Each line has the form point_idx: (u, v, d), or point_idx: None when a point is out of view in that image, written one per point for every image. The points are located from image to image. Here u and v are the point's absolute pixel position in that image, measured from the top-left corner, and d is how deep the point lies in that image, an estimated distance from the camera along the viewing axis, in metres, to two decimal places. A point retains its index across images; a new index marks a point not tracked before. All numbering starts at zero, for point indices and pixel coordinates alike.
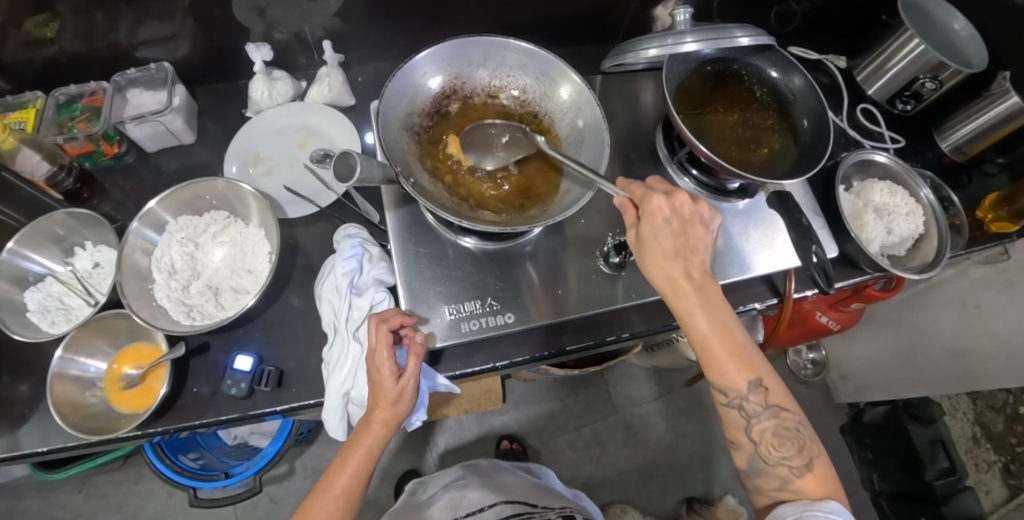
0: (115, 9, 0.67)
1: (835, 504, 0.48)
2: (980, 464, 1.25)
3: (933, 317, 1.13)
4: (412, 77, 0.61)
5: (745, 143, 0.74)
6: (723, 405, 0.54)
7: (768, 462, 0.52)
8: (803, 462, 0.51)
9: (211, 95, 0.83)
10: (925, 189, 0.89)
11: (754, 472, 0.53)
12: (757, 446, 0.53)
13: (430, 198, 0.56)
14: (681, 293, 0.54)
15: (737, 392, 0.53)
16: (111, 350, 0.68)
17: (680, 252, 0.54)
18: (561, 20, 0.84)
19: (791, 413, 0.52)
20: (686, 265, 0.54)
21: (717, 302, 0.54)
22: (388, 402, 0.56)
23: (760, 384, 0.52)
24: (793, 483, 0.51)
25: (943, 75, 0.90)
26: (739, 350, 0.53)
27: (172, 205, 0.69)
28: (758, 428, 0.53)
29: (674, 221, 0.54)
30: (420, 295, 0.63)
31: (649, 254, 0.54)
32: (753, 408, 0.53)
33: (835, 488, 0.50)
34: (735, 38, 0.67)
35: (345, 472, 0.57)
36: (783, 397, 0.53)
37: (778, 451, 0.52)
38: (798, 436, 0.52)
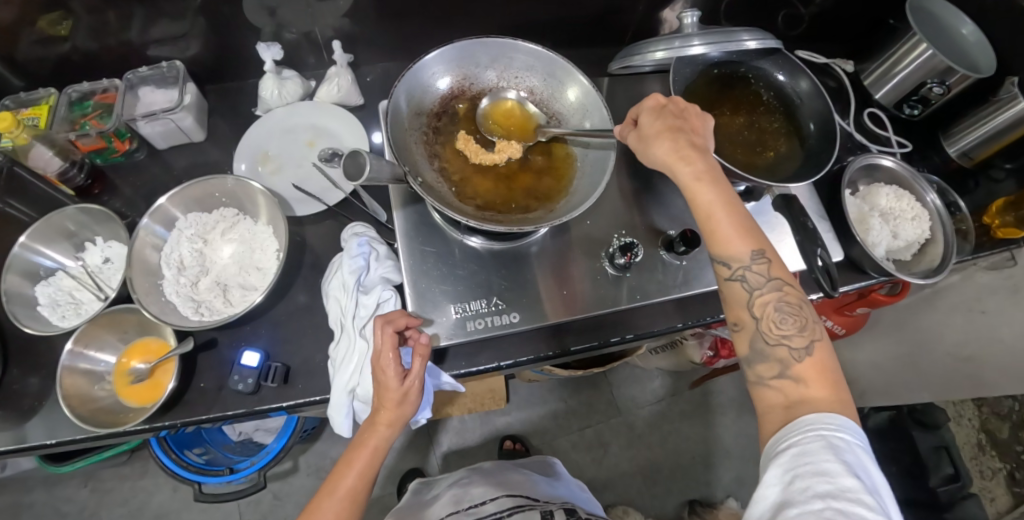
0: (128, 8, 0.68)
1: (841, 418, 0.44)
2: (984, 471, 1.21)
3: (938, 321, 1.12)
4: (421, 78, 0.61)
5: (751, 146, 0.75)
6: (726, 280, 0.53)
7: (768, 343, 0.50)
8: (804, 344, 0.49)
9: (221, 93, 0.84)
10: (931, 194, 0.89)
11: (754, 357, 0.51)
12: (758, 323, 0.51)
13: (437, 198, 0.57)
14: (686, 160, 0.54)
15: (739, 262, 0.51)
16: (120, 344, 0.68)
17: (682, 128, 0.55)
18: (569, 22, 0.85)
19: (794, 292, 0.51)
20: (688, 137, 0.55)
21: (721, 174, 0.54)
22: (393, 402, 0.56)
23: (763, 256, 0.51)
24: (792, 367, 0.48)
25: (950, 80, 0.90)
26: (744, 224, 0.52)
27: (182, 202, 0.70)
28: (760, 301, 0.51)
29: (672, 103, 0.57)
30: (426, 294, 0.64)
31: (648, 135, 0.56)
32: (756, 279, 0.51)
33: (836, 381, 0.48)
34: (743, 42, 0.68)
35: (351, 473, 0.57)
36: (785, 273, 0.51)
37: (780, 328, 0.50)
38: (802, 316, 0.50)
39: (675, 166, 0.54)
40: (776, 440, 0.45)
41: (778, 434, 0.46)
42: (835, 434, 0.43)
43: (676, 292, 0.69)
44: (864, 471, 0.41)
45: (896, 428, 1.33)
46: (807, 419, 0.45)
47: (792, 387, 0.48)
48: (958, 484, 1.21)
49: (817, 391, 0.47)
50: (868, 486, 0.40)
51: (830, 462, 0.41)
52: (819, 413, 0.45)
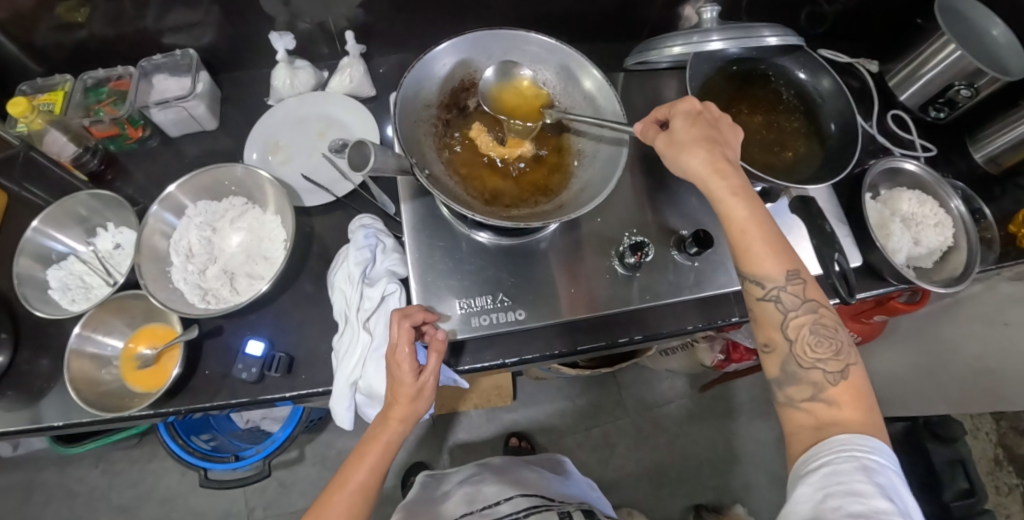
0: None
1: (875, 441, 0.44)
2: (1001, 487, 1.24)
3: (959, 333, 1.08)
4: (430, 69, 0.60)
5: (769, 145, 0.73)
6: (758, 300, 0.51)
7: (801, 366, 0.49)
8: (840, 369, 0.48)
9: (234, 82, 0.84)
10: (955, 200, 0.86)
11: (787, 379, 0.50)
12: (792, 346, 0.50)
13: (445, 191, 0.56)
14: (720, 176, 0.52)
15: (774, 282, 0.50)
16: (127, 329, 0.69)
17: (716, 142, 0.53)
18: (585, 16, 0.83)
19: (827, 312, 0.50)
20: (722, 153, 0.53)
21: (753, 191, 0.53)
22: (407, 400, 0.56)
23: (798, 277, 0.50)
24: (825, 390, 0.48)
25: (979, 82, 0.87)
26: (777, 240, 0.51)
27: (192, 190, 0.70)
28: (794, 323, 0.50)
29: (705, 118, 0.55)
30: (433, 287, 0.63)
31: (681, 142, 0.53)
32: (791, 301, 0.50)
33: (870, 405, 0.47)
34: (764, 38, 0.66)
35: (363, 469, 0.57)
36: (818, 293, 0.50)
37: (815, 351, 0.48)
38: (837, 338, 0.49)
39: (709, 181, 0.52)
40: (805, 459, 0.46)
41: (807, 453, 0.46)
42: (866, 456, 0.43)
43: (688, 293, 0.68)
44: (897, 495, 0.41)
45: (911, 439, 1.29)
46: (838, 439, 0.45)
47: (824, 410, 0.47)
48: (973, 500, 1.18)
49: (850, 416, 0.46)
50: (900, 509, 0.40)
51: (863, 483, 0.41)
52: (851, 433, 0.45)
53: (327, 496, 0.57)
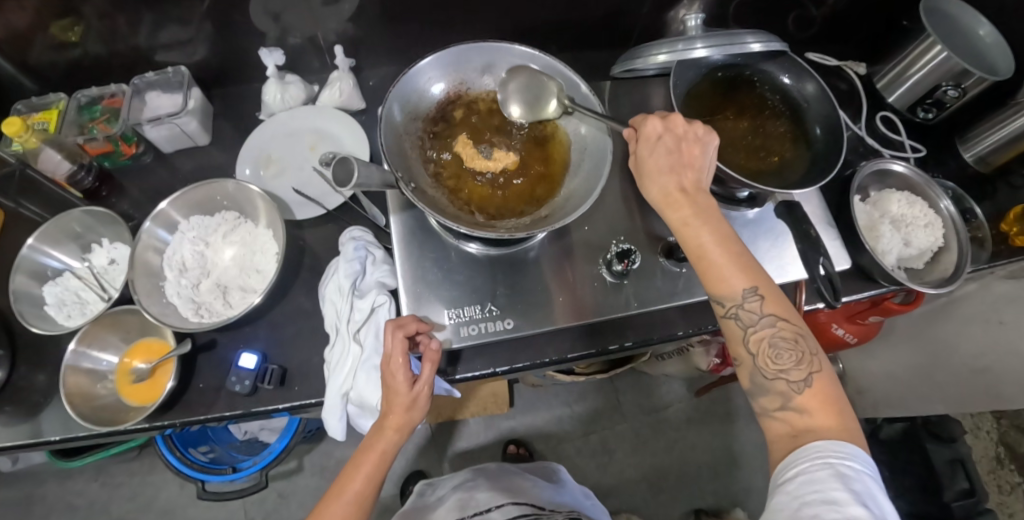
0: (136, 14, 0.70)
1: (851, 446, 0.45)
2: (1004, 486, 1.23)
3: (955, 332, 1.09)
4: (416, 83, 0.61)
5: (754, 150, 0.73)
6: (722, 317, 0.53)
7: (767, 377, 0.50)
8: (803, 378, 0.49)
9: (227, 97, 0.85)
10: (945, 200, 0.86)
11: (756, 390, 0.51)
12: (756, 360, 0.51)
13: (430, 203, 0.57)
14: (675, 204, 0.54)
15: (731, 302, 0.51)
16: (122, 344, 0.69)
17: (674, 167, 0.55)
18: (571, 26, 0.84)
19: (789, 324, 0.51)
20: (679, 177, 0.55)
21: (711, 211, 0.54)
22: (400, 410, 0.56)
23: (755, 293, 0.51)
24: (793, 399, 0.49)
25: (966, 82, 0.88)
26: (737, 259, 0.52)
27: (185, 205, 0.71)
28: (755, 338, 0.51)
29: (666, 139, 0.56)
30: (423, 298, 0.64)
31: (646, 169, 0.56)
32: (750, 317, 0.51)
33: (840, 410, 0.48)
34: (747, 44, 0.66)
35: (359, 478, 0.58)
36: (782, 306, 0.51)
37: (777, 363, 0.50)
38: (798, 348, 0.50)
39: (666, 213, 0.55)
40: (784, 466, 0.46)
41: (785, 460, 0.46)
42: (842, 462, 0.43)
43: (676, 299, 0.68)
44: (874, 500, 0.42)
45: (910, 440, 1.28)
46: (814, 446, 0.45)
47: (796, 418, 0.48)
48: (974, 499, 1.17)
49: (822, 423, 0.47)
50: (876, 515, 0.41)
51: (838, 490, 0.41)
52: (827, 440, 0.45)
53: (326, 505, 0.57)
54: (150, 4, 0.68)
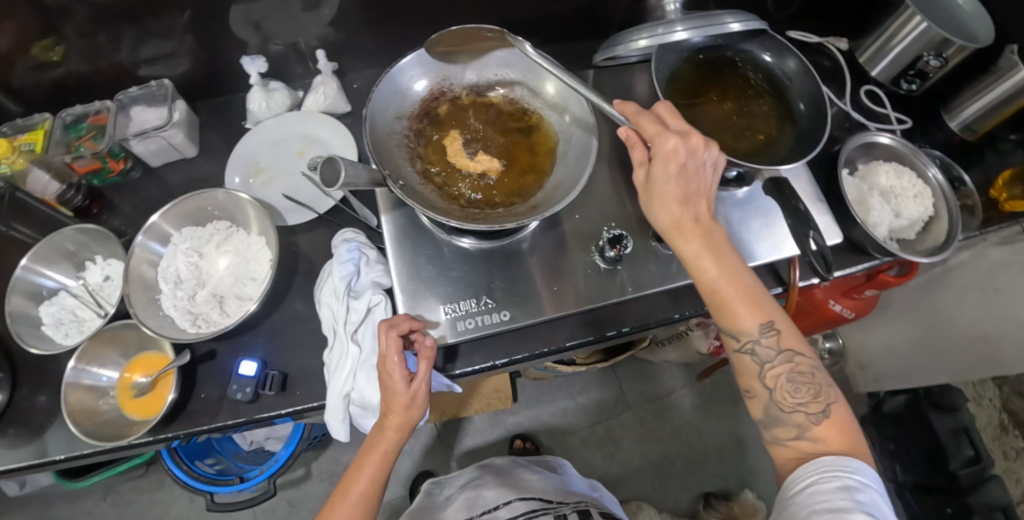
0: (117, 29, 0.70)
1: (858, 462, 0.48)
2: (1010, 452, 1.19)
3: (953, 301, 1.10)
4: (399, 82, 0.61)
5: (740, 131, 0.73)
6: (737, 352, 0.56)
7: (784, 410, 0.54)
8: (820, 409, 0.53)
9: (212, 108, 0.85)
10: (933, 169, 0.87)
11: (771, 422, 0.55)
12: (772, 393, 0.55)
13: (420, 200, 0.56)
14: (691, 241, 0.56)
15: (750, 336, 0.55)
16: (122, 360, 0.70)
17: (692, 204, 0.56)
18: (551, 18, 0.85)
19: (805, 359, 0.55)
20: (695, 214, 0.56)
21: (726, 250, 0.56)
22: (403, 411, 0.57)
23: (772, 329, 0.55)
24: (810, 429, 0.52)
25: (948, 52, 0.88)
26: (749, 295, 0.56)
27: (176, 217, 0.71)
28: (772, 373, 0.55)
29: (686, 163, 0.54)
30: (418, 293, 0.64)
31: (656, 194, 0.56)
32: (768, 353, 0.55)
33: (853, 437, 0.52)
34: (727, 24, 0.67)
35: (364, 479, 0.58)
36: (795, 340, 0.55)
37: (794, 397, 0.54)
38: (813, 381, 0.54)
39: (681, 250, 0.56)
40: (795, 480, 0.50)
41: (795, 475, 0.50)
42: (848, 475, 0.47)
43: (671, 282, 0.68)
44: (880, 510, 0.45)
45: (912, 411, 1.29)
46: (823, 461, 0.49)
47: (809, 445, 0.52)
48: (980, 467, 1.16)
49: (836, 448, 0.51)
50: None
51: (845, 499, 0.45)
52: (836, 456, 0.49)
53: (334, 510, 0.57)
54: (131, 19, 0.69)
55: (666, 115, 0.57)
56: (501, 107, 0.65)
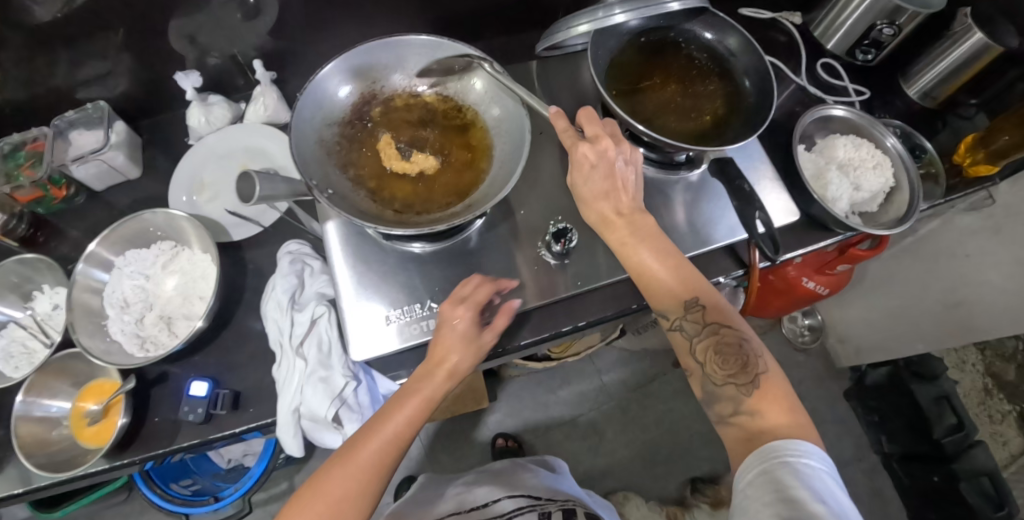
0: (52, 52, 0.68)
1: (807, 445, 0.46)
2: (994, 416, 1.22)
3: (925, 270, 1.11)
4: (325, 87, 0.59)
5: (685, 112, 0.70)
6: (668, 330, 0.57)
7: (716, 383, 0.53)
8: (750, 380, 0.52)
9: (156, 126, 0.84)
10: (891, 138, 0.86)
11: (709, 399, 0.54)
12: (704, 368, 0.55)
13: (350, 208, 0.55)
14: (613, 227, 0.57)
15: (677, 313, 0.55)
16: (74, 389, 0.69)
17: (610, 193, 0.57)
18: (493, 11, 0.83)
19: (732, 330, 0.54)
20: (615, 202, 0.57)
21: (651, 231, 0.57)
22: (458, 344, 0.54)
23: (697, 305, 0.55)
24: (744, 403, 0.51)
25: (900, 19, 0.87)
26: (677, 276, 0.56)
27: (116, 242, 0.70)
28: (701, 347, 0.54)
29: (600, 165, 0.56)
30: (362, 301, 0.62)
31: (582, 195, 0.57)
32: (695, 327, 0.55)
33: (794, 411, 0.50)
34: (666, 5, 0.65)
35: (399, 420, 0.51)
36: (722, 314, 0.55)
37: (722, 369, 0.53)
38: (741, 352, 0.53)
39: (606, 238, 0.58)
40: (745, 469, 0.47)
41: (745, 464, 0.47)
42: (796, 460, 0.44)
43: (623, 272, 0.67)
44: (831, 496, 0.42)
45: (895, 383, 1.28)
46: (769, 447, 0.47)
47: (750, 421, 0.50)
48: (963, 434, 1.16)
49: (778, 423, 0.49)
50: (835, 512, 0.41)
51: (797, 488, 0.42)
52: (780, 441, 0.47)
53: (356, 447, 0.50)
54: (66, 41, 0.67)
55: (587, 122, 0.58)
56: (435, 106, 0.63)
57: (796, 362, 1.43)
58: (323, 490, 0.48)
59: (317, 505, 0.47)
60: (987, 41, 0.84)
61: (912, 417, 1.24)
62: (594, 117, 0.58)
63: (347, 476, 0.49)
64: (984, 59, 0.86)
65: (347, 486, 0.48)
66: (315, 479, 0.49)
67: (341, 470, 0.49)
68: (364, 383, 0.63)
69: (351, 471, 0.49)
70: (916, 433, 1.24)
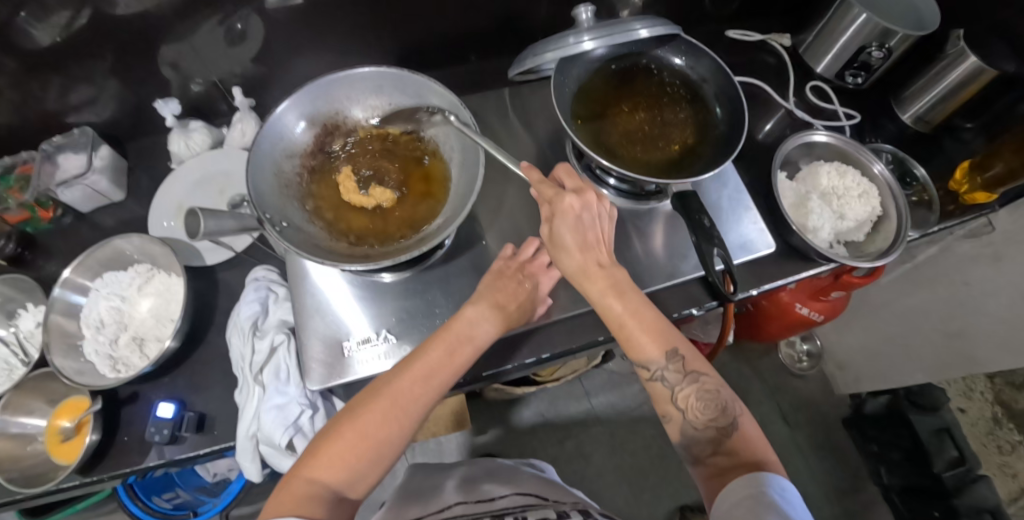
0: (44, 78, 0.70)
1: (785, 480, 0.43)
2: (1003, 447, 1.10)
3: (924, 298, 1.07)
4: (286, 120, 0.60)
5: (652, 141, 0.69)
6: (647, 381, 0.53)
7: (697, 429, 0.50)
8: (729, 422, 0.49)
9: (142, 149, 0.87)
10: (878, 165, 0.82)
11: (688, 442, 0.51)
12: (684, 414, 0.51)
13: (304, 240, 0.56)
14: (593, 280, 0.54)
15: (658, 363, 0.51)
16: (49, 407, 0.71)
17: (588, 246, 0.54)
18: (470, 36, 0.84)
19: (711, 377, 0.51)
20: (596, 255, 0.54)
21: (628, 282, 0.54)
22: (519, 299, 0.59)
23: (677, 355, 0.51)
24: (725, 443, 0.48)
25: (891, 42, 0.83)
26: (652, 323, 0.53)
27: (90, 267, 0.72)
28: (682, 395, 0.51)
29: (584, 215, 0.54)
30: (321, 331, 0.62)
31: (555, 244, 0.54)
32: (675, 377, 0.51)
33: (766, 448, 0.48)
34: (634, 31, 0.61)
35: (437, 355, 0.53)
36: (700, 362, 0.52)
37: (704, 413, 0.50)
38: (720, 397, 0.50)
39: (584, 284, 0.54)
40: (727, 494, 0.43)
41: (727, 489, 0.43)
42: (779, 489, 0.42)
43: (584, 306, 0.67)
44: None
45: (894, 413, 1.25)
46: (750, 476, 0.43)
47: (727, 460, 0.47)
48: (964, 468, 1.11)
49: (751, 459, 0.46)
50: None
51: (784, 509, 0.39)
52: (761, 472, 0.44)
53: (399, 383, 0.50)
54: (55, 68, 0.69)
55: (564, 177, 0.57)
56: (397, 138, 0.65)
57: (791, 387, 1.41)
58: (362, 422, 0.48)
59: (355, 436, 0.47)
60: (981, 64, 0.80)
61: (910, 448, 1.21)
62: (573, 172, 0.57)
63: (386, 409, 0.49)
64: (980, 83, 0.82)
65: (387, 421, 0.48)
66: (351, 411, 0.49)
67: (379, 404, 0.49)
68: (323, 410, 0.64)
69: (390, 405, 0.49)
70: (914, 465, 1.19)
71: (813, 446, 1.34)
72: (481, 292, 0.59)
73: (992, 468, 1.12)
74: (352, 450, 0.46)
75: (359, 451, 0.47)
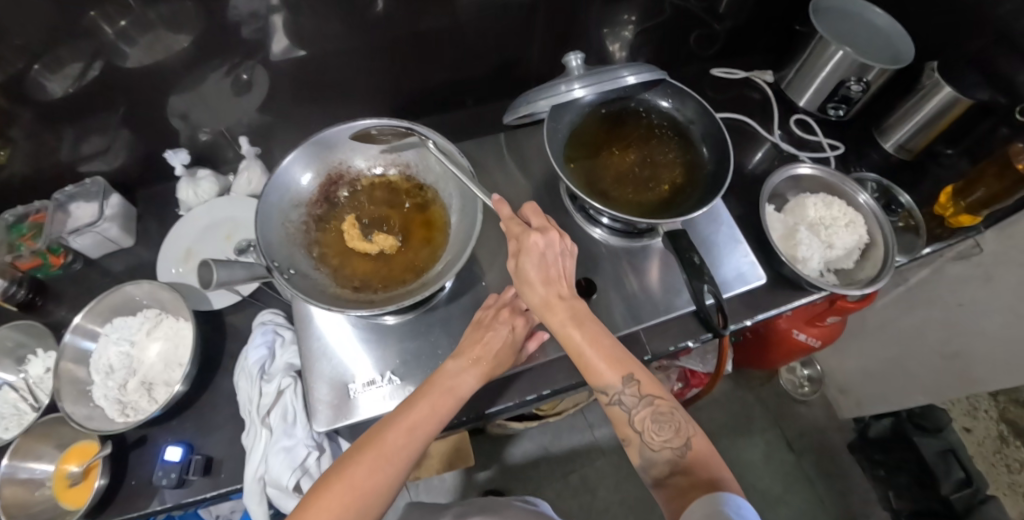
0: (58, 130, 0.73)
1: (742, 499, 0.43)
2: (1011, 465, 1.07)
3: (919, 321, 1.08)
4: (292, 172, 0.64)
5: (643, 182, 0.72)
6: (607, 406, 0.54)
7: (654, 450, 0.51)
8: (683, 442, 0.50)
9: (151, 196, 0.90)
10: (863, 195, 0.85)
11: (647, 465, 0.51)
12: (642, 437, 0.52)
13: (311, 287, 0.58)
14: (554, 310, 0.55)
15: (615, 387, 0.53)
16: (58, 451, 0.72)
17: (549, 280, 0.56)
18: (468, 83, 0.88)
19: (665, 399, 0.53)
20: (556, 288, 0.56)
21: (589, 315, 0.56)
22: (494, 349, 0.59)
23: (633, 379, 0.53)
24: (680, 464, 0.49)
25: (869, 76, 0.86)
26: (609, 351, 0.54)
27: (101, 313, 0.74)
28: (639, 417, 0.52)
29: (545, 253, 0.55)
30: (326, 373, 0.63)
31: (519, 275, 0.56)
32: (632, 400, 0.52)
33: (717, 468, 0.48)
34: (621, 78, 0.64)
35: (424, 413, 0.54)
36: (655, 386, 0.53)
37: (659, 435, 0.51)
38: (674, 419, 0.51)
39: (547, 316, 0.56)
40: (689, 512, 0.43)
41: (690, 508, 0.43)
42: (739, 509, 0.41)
43: None
44: None
45: (898, 436, 1.23)
46: (710, 496, 0.43)
47: (684, 480, 0.47)
48: (971, 489, 1.10)
49: (709, 481, 0.46)
50: None
51: None
52: (719, 493, 0.44)
53: (384, 435, 0.51)
54: (70, 119, 0.72)
55: (530, 216, 0.59)
56: (397, 185, 0.68)
57: (794, 412, 1.41)
58: (349, 475, 0.48)
59: (343, 489, 0.47)
60: (955, 96, 0.83)
61: (916, 471, 1.20)
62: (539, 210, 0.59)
63: (372, 460, 0.49)
64: (955, 113, 0.85)
65: (371, 475, 0.49)
66: (340, 467, 0.50)
67: (368, 457, 0.49)
68: (329, 451, 0.65)
69: (377, 459, 0.50)
70: (922, 488, 1.19)
71: (819, 472, 1.34)
72: (461, 346, 0.60)
73: (1001, 488, 1.08)
74: (340, 504, 0.47)
75: (347, 501, 0.47)
